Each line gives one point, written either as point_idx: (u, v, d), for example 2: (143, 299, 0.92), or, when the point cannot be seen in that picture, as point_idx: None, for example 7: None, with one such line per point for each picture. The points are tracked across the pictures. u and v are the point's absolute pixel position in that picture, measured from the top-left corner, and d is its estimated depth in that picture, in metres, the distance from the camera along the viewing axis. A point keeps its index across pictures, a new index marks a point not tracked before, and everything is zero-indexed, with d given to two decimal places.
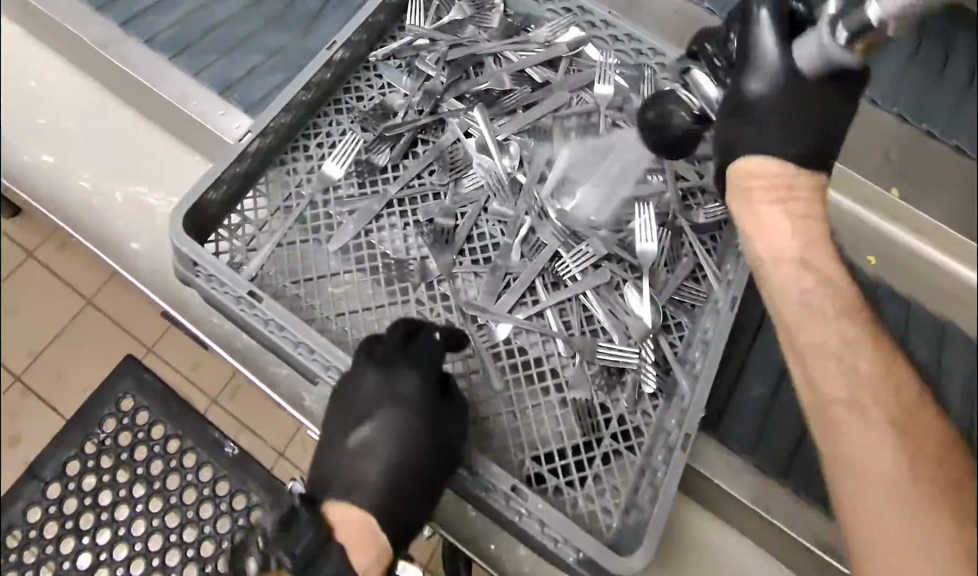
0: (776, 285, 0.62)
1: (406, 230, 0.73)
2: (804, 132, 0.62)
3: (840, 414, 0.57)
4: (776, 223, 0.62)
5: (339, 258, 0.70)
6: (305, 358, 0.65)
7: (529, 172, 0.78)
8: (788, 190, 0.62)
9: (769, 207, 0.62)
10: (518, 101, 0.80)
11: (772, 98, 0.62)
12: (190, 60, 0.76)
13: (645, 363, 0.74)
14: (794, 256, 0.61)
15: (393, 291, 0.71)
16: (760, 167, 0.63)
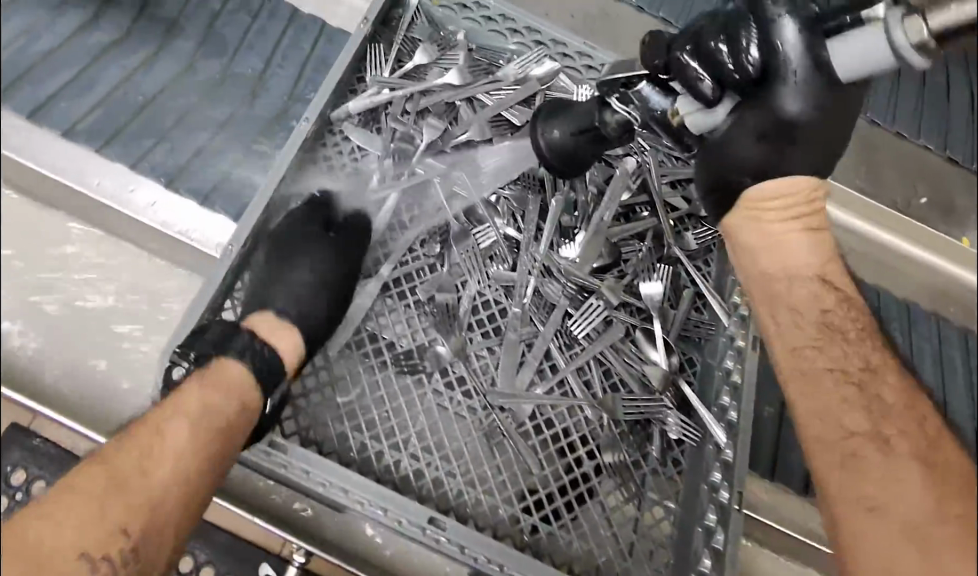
0: (789, 307, 0.52)
1: (409, 313, 0.67)
2: (829, 149, 0.50)
3: (864, 454, 0.47)
4: (789, 241, 0.52)
5: (345, 360, 0.64)
6: (322, 492, 0.57)
7: (523, 227, 0.72)
8: (808, 204, 0.51)
9: (786, 223, 0.51)
10: (502, 154, 0.74)
11: (809, 119, 0.47)
12: (127, 150, 0.65)
13: (669, 412, 0.70)
14: (811, 277, 0.52)
15: (406, 382, 0.64)
16: (790, 184, 0.50)
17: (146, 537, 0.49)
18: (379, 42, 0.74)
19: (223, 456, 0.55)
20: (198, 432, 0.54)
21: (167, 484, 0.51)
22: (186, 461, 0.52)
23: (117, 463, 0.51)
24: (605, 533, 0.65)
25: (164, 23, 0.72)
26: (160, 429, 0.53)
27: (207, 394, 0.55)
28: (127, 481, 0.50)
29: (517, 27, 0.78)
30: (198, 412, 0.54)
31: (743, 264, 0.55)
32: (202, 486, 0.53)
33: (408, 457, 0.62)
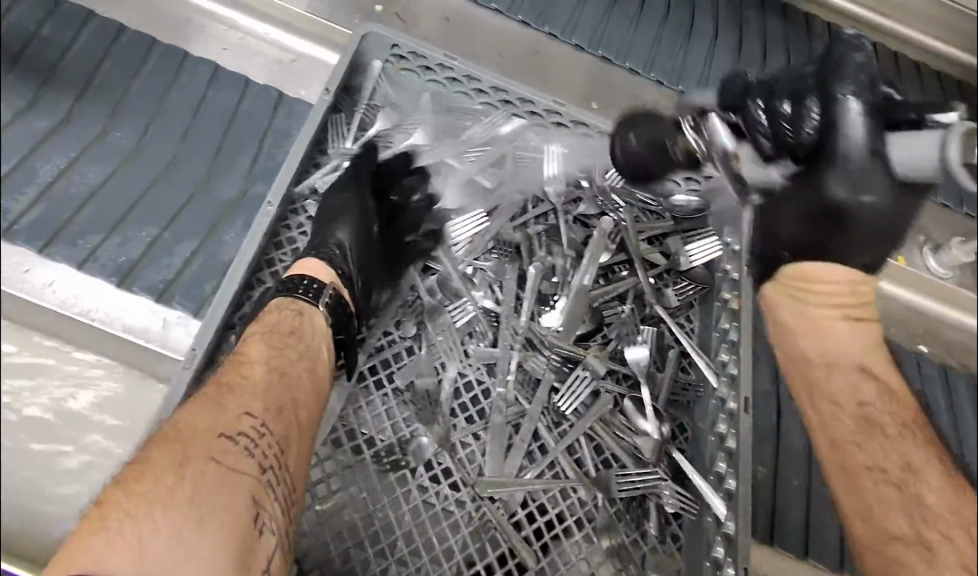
0: (828, 399, 0.56)
1: (387, 402, 0.63)
2: (888, 234, 0.52)
3: (907, 555, 0.55)
4: (833, 332, 0.54)
5: (320, 460, 0.60)
6: None
7: (501, 298, 0.69)
8: (854, 301, 0.54)
9: (835, 299, 0.53)
10: (473, 224, 0.71)
11: (859, 201, 0.50)
12: (76, 246, 0.61)
13: (664, 483, 0.66)
14: (854, 365, 0.55)
15: (390, 480, 0.60)
16: (827, 276, 0.53)
17: (274, 425, 0.53)
18: (340, 113, 0.71)
19: (322, 369, 0.59)
20: (291, 334, 0.58)
21: (279, 378, 0.55)
22: (292, 362, 0.57)
23: (236, 367, 0.55)
24: None
25: (107, 106, 0.67)
26: (256, 338, 0.57)
27: (294, 304, 0.60)
28: (248, 378, 0.54)
29: (483, 86, 0.74)
30: (290, 325, 0.59)
31: (790, 360, 0.58)
32: (313, 387, 0.58)
33: (396, 563, 0.57)
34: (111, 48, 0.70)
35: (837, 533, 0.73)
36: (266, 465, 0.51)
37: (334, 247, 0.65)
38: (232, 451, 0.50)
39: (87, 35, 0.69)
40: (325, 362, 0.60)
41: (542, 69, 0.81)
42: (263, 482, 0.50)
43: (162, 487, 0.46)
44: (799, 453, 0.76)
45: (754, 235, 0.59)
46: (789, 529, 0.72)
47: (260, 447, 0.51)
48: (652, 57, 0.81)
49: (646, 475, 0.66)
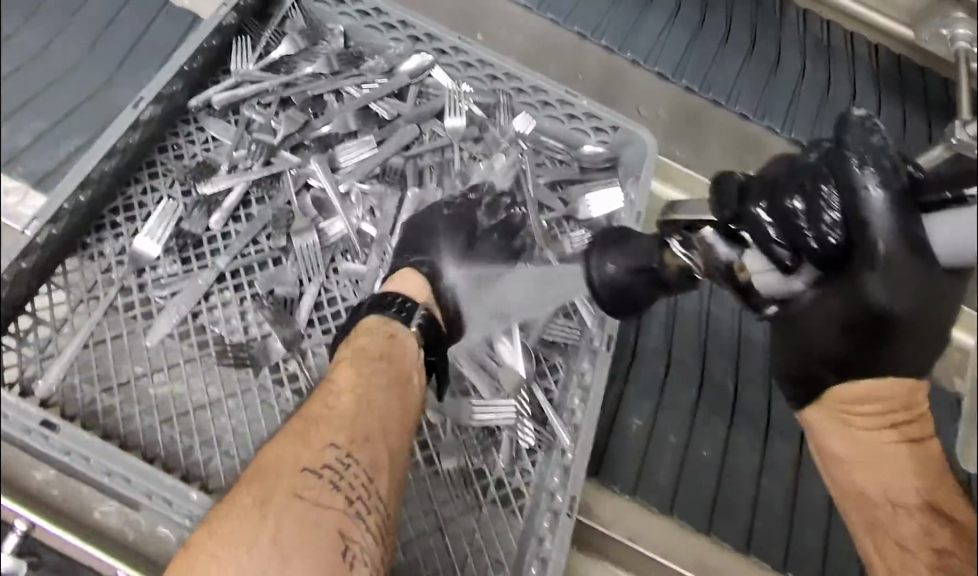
0: (896, 544, 0.42)
1: (244, 307, 0.64)
2: (925, 338, 0.41)
3: None
4: (893, 464, 0.42)
5: (163, 352, 0.61)
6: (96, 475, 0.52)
7: (378, 222, 0.70)
8: (909, 414, 0.43)
9: (873, 433, 0.42)
10: (358, 149, 0.72)
11: (896, 310, 0.39)
12: None
13: (521, 420, 0.65)
14: (918, 507, 0.42)
15: (233, 378, 0.62)
16: (888, 389, 0.42)
17: (360, 451, 0.52)
18: (245, 36, 0.73)
19: (409, 394, 0.58)
20: (374, 354, 0.57)
21: (361, 404, 0.54)
22: (369, 386, 0.55)
23: (325, 389, 0.55)
24: (435, 544, 0.59)
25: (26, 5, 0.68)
26: (344, 359, 0.57)
27: (373, 326, 0.60)
28: (333, 407, 0.54)
29: (390, 21, 0.76)
30: (365, 343, 0.58)
31: (840, 491, 0.45)
32: (397, 400, 0.56)
33: (221, 454, 0.58)
34: None
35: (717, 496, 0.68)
36: (353, 497, 0.50)
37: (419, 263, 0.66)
38: (318, 484, 0.49)
39: None
40: (406, 374, 0.58)
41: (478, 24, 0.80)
42: (355, 520, 0.49)
43: (245, 521, 0.46)
44: (684, 412, 0.72)
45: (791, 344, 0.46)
46: (663, 484, 0.67)
47: (344, 478, 0.50)
48: (625, 29, 0.77)
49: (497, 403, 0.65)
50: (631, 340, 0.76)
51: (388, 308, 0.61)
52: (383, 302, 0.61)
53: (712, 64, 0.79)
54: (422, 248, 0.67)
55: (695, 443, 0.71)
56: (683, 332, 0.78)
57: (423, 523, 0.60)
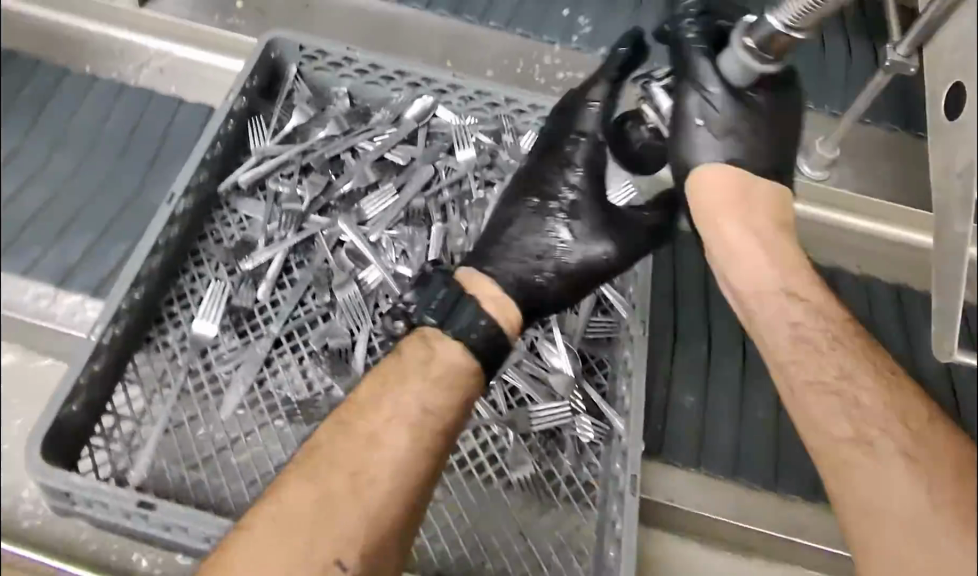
0: (764, 324, 0.57)
1: (304, 365, 0.68)
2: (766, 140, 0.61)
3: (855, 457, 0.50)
4: (749, 250, 0.58)
5: (237, 422, 0.65)
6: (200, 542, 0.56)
7: (411, 261, 0.73)
8: (746, 202, 0.59)
9: (735, 233, 0.59)
10: (381, 200, 0.76)
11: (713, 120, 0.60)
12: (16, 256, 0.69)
13: (579, 418, 0.66)
14: (777, 287, 0.57)
15: (305, 432, 0.65)
16: (717, 176, 0.60)
17: (372, 564, 0.51)
18: (258, 115, 0.78)
19: (426, 441, 0.55)
20: (427, 427, 0.55)
21: (393, 501, 0.52)
22: (405, 472, 0.53)
23: (364, 462, 0.53)
24: (523, 551, 0.61)
25: (54, 135, 0.75)
26: (395, 425, 0.54)
27: (457, 362, 0.57)
28: (363, 498, 0.52)
29: (388, 73, 0.80)
30: (427, 409, 0.55)
31: (737, 283, 0.59)
32: (429, 486, 0.55)
33: None
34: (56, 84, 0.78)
35: (779, 453, 0.69)
36: None
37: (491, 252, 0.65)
38: None
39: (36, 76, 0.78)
40: (449, 442, 0.56)
41: (463, 54, 0.84)
42: None
43: None
44: (732, 382, 0.72)
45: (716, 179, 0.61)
46: (728, 451, 0.68)
47: None
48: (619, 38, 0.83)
49: (554, 406, 0.66)
50: (669, 324, 0.74)
51: (473, 339, 0.57)
52: (471, 330, 0.58)
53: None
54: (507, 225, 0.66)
55: (748, 405, 0.71)
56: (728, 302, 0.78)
57: (507, 531, 0.62)
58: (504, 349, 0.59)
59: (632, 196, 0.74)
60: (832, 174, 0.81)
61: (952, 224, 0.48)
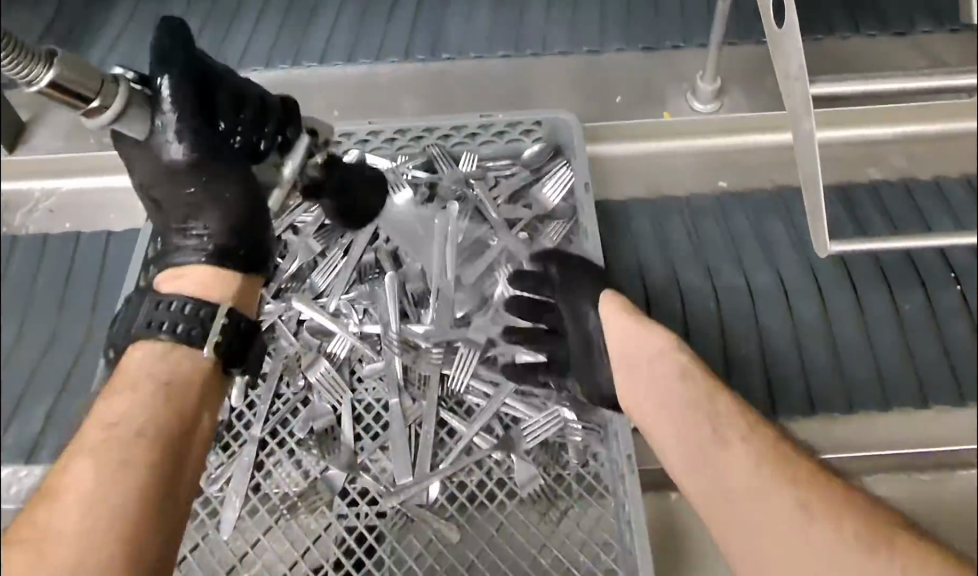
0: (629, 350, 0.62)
1: (295, 456, 0.63)
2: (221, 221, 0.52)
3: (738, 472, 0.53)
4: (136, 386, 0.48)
5: (243, 538, 0.60)
6: None
7: (376, 319, 0.69)
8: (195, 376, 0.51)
9: (177, 361, 0.50)
10: (330, 267, 0.72)
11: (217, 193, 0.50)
12: None
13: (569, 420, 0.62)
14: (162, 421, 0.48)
15: (309, 522, 0.60)
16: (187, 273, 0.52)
17: None
18: None
19: (148, 480, 0.46)
20: (118, 445, 0.46)
21: (82, 548, 0.42)
22: (97, 501, 0.44)
23: (44, 521, 0.44)
24: (561, 568, 0.56)
25: None
26: (79, 458, 0.46)
27: (147, 359, 0.49)
28: (46, 559, 0.43)
29: None
30: (112, 422, 0.47)
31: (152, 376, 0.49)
32: (143, 513, 0.45)
33: None
34: None
35: (777, 388, 0.66)
36: None
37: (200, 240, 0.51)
38: None
39: None
40: (164, 455, 0.47)
41: (368, 104, 0.80)
42: None
43: None
44: (716, 333, 0.69)
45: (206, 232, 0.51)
46: None
47: None
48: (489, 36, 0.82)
49: (547, 414, 0.63)
50: (640, 292, 0.71)
51: (159, 328, 0.49)
52: (153, 318, 0.49)
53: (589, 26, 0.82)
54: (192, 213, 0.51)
55: (731, 345, 0.68)
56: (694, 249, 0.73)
57: (538, 552, 0.57)
58: (203, 314, 0.49)
59: (570, 182, 0.72)
60: (724, 102, 0.78)
61: (800, 124, 0.55)
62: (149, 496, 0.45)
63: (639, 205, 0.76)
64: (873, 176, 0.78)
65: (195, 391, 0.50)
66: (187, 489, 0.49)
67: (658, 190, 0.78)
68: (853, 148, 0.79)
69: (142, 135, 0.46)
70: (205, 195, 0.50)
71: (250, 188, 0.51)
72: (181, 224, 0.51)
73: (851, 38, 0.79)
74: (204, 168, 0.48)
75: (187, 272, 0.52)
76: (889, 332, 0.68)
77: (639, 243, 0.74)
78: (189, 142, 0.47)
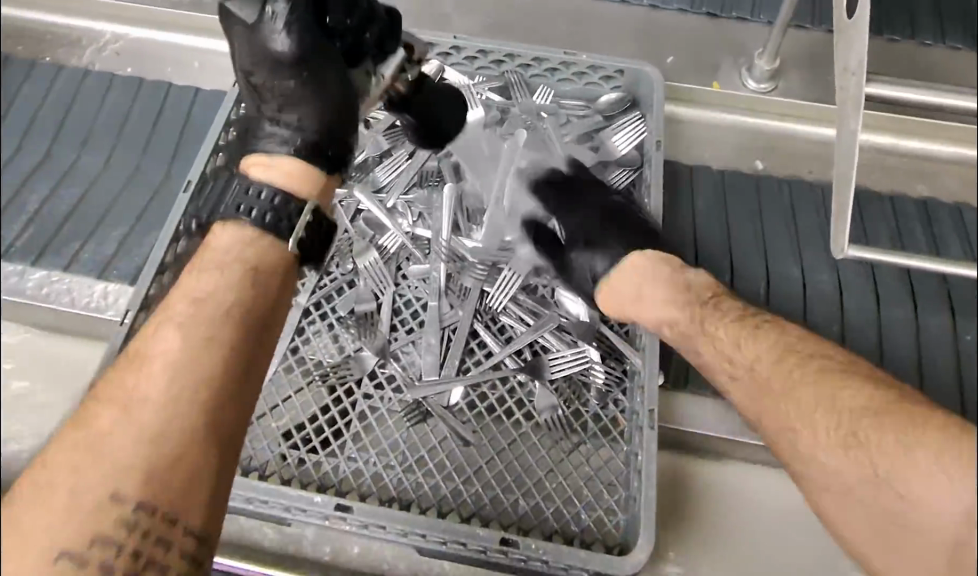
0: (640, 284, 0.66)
1: (335, 332, 0.68)
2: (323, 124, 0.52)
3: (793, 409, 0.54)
4: (227, 270, 0.49)
5: (277, 391, 0.65)
6: (263, 510, 0.58)
7: (432, 225, 0.73)
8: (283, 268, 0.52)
9: (268, 249, 0.51)
10: (394, 166, 0.75)
11: (318, 89, 0.51)
12: (53, 258, 0.71)
13: (591, 364, 0.67)
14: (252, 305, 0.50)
15: (339, 395, 0.66)
16: (272, 162, 0.52)
17: (151, 483, 0.42)
18: None
19: (235, 353, 0.48)
20: (204, 321, 0.47)
21: (169, 413, 0.44)
22: (192, 362, 0.46)
23: (133, 382, 0.45)
24: (557, 488, 0.63)
25: (81, 137, 0.78)
26: (165, 329, 0.47)
27: (238, 241, 0.50)
28: (135, 418, 0.44)
29: None
30: (200, 297, 0.48)
31: (239, 259, 0.50)
32: (223, 381, 0.46)
33: (345, 460, 0.62)
34: (74, 94, 0.81)
35: None
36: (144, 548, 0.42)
37: (293, 130, 0.52)
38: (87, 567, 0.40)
39: (59, 84, 0.81)
40: (244, 335, 0.48)
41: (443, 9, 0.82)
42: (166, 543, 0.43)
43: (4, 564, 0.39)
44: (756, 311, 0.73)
45: (301, 126, 0.52)
46: None
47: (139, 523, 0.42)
48: None
49: (573, 349, 0.68)
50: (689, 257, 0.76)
51: (247, 213, 0.50)
52: (243, 203, 0.50)
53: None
54: (291, 104, 0.51)
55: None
56: (744, 225, 0.77)
57: (540, 471, 0.63)
58: (291, 209, 0.50)
59: (640, 136, 0.76)
60: (778, 84, 0.82)
61: (847, 121, 0.56)
62: (237, 368, 0.48)
63: (709, 175, 0.80)
64: (930, 195, 0.82)
65: (280, 278, 0.51)
66: (261, 367, 0.51)
67: (723, 159, 0.82)
68: (914, 160, 0.83)
69: (251, 19, 0.49)
70: (304, 85, 0.51)
71: (344, 84, 0.53)
72: (274, 113, 0.52)
73: (930, 47, 0.80)
74: (307, 63, 0.50)
75: (277, 160, 0.52)
76: (935, 346, 0.72)
77: (707, 213, 0.78)
78: (297, 32, 0.49)
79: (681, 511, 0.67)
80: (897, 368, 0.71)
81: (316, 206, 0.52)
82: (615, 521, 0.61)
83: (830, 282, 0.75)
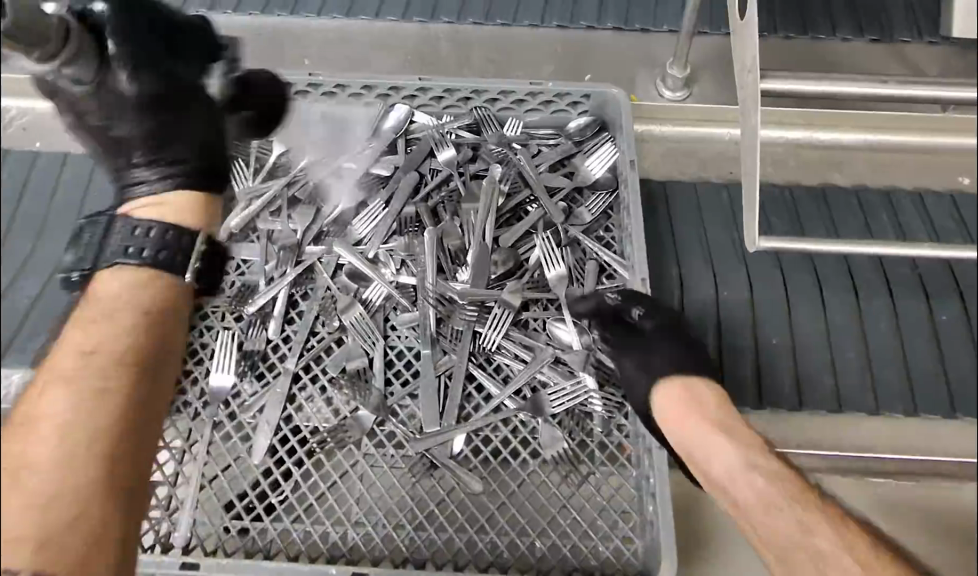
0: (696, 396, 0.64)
1: (326, 395, 0.66)
2: None
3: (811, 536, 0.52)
4: (117, 319, 0.44)
5: (273, 463, 0.63)
6: None
7: (415, 271, 0.71)
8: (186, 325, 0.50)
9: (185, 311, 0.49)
10: (371, 216, 0.74)
11: None
12: (20, 353, 0.69)
13: (592, 393, 0.66)
14: (146, 359, 0.44)
15: (340, 455, 0.64)
16: None
17: (44, 556, 0.37)
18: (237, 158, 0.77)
19: (110, 407, 0.41)
20: (98, 374, 0.42)
21: (64, 469, 0.39)
22: (85, 416, 0.40)
23: (12, 446, 0.39)
24: (576, 525, 0.61)
25: (37, 221, 0.77)
26: (50, 387, 0.41)
27: (126, 288, 0.46)
28: (23, 479, 0.38)
29: (358, 89, 0.78)
30: (87, 349, 0.42)
31: (144, 317, 0.45)
32: (118, 444, 0.41)
33: (354, 526, 0.60)
34: (24, 181, 0.79)
35: (798, 376, 0.70)
36: None
37: None
38: None
39: (6, 171, 0.79)
40: (132, 397, 0.43)
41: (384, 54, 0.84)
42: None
43: None
44: (743, 320, 0.72)
45: None
46: (746, 383, 0.69)
47: None
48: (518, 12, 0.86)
49: (572, 379, 0.66)
50: (673, 271, 0.75)
51: None
52: None
53: (585, 7, 0.87)
54: None
55: (761, 336, 0.71)
56: (717, 234, 0.77)
57: (554, 508, 0.61)
58: None
59: (613, 159, 0.76)
60: (692, 91, 0.83)
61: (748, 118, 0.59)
62: (122, 423, 0.41)
63: (680, 189, 0.81)
64: (889, 182, 0.82)
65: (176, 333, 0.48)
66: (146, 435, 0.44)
67: (686, 172, 0.82)
68: (867, 155, 0.84)
69: None
70: None
71: None
72: None
73: (858, 44, 0.82)
74: None
75: (165, 197, 0.50)
76: (920, 337, 0.72)
77: (680, 226, 0.77)
78: None
79: (700, 532, 0.65)
80: (889, 362, 0.71)
81: (207, 236, 0.50)
82: (633, 550, 0.59)
83: (811, 283, 0.75)
